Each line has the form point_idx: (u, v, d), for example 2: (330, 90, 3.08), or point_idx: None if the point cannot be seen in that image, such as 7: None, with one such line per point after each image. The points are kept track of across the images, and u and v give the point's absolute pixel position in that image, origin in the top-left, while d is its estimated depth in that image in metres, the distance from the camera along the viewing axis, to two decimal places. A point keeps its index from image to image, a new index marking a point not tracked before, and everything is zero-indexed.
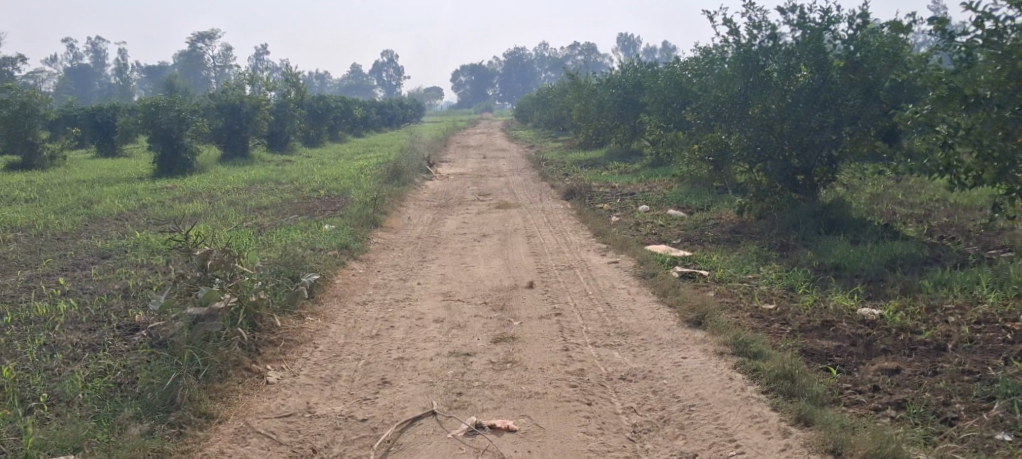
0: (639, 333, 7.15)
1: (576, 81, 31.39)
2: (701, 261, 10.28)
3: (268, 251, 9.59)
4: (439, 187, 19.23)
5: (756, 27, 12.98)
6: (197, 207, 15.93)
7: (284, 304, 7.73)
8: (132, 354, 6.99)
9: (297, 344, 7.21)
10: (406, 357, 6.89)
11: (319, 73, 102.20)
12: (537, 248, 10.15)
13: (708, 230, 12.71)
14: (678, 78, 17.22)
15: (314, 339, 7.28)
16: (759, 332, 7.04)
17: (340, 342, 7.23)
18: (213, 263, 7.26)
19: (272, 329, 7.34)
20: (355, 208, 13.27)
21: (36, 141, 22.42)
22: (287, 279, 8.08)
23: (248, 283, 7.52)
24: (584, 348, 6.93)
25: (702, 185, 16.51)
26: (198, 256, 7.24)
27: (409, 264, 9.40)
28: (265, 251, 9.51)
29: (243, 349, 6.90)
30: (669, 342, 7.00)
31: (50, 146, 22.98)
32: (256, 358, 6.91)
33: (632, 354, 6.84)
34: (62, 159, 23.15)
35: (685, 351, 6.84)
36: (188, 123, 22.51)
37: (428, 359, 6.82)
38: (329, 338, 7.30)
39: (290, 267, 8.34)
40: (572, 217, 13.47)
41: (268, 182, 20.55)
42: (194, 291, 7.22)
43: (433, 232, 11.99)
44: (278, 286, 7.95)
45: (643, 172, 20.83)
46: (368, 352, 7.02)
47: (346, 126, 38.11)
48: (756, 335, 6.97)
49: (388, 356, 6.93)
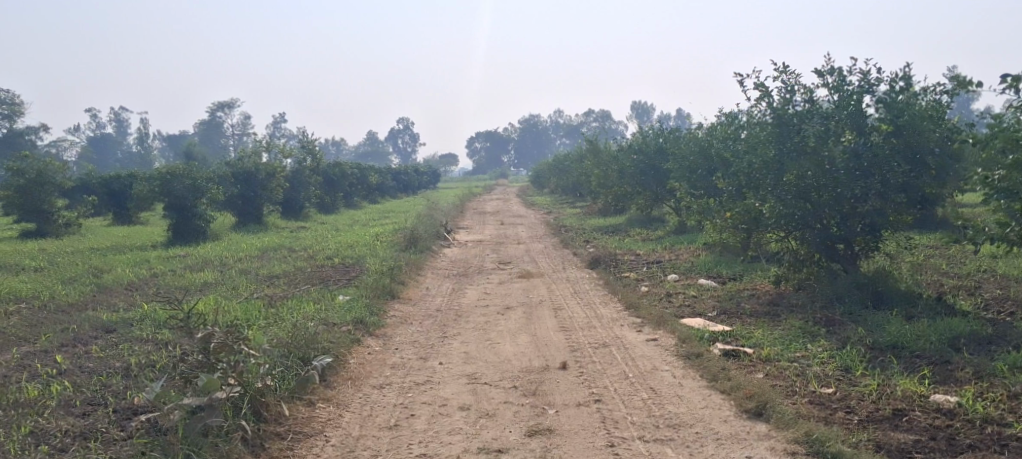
0: (692, 425, 6.42)
1: (594, 147, 31.14)
2: (742, 337, 9.61)
3: (279, 328, 8.97)
4: (457, 255, 18.64)
5: (791, 92, 12.54)
6: (208, 276, 15.36)
7: (292, 390, 7.04)
8: (123, 443, 6.34)
9: (307, 437, 6.50)
10: (429, 452, 6.17)
11: (336, 141, 102.84)
12: (565, 322, 9.47)
13: (745, 302, 12.06)
14: (702, 144, 16.69)
15: (327, 431, 6.58)
16: (830, 427, 6.31)
17: (355, 434, 6.52)
18: (217, 346, 6.69)
19: (280, 419, 6.68)
20: (372, 278, 12.69)
21: (52, 209, 22.06)
22: (297, 361, 7.36)
23: (254, 368, 6.85)
24: (631, 443, 6.20)
25: (731, 253, 15.87)
26: (200, 338, 6.65)
27: (429, 341, 8.72)
28: (275, 328, 8.89)
29: (245, 445, 6.28)
30: (726, 436, 6.28)
31: (66, 214, 22.64)
32: (261, 455, 6.25)
33: (685, 450, 6.10)
34: (77, 226, 22.83)
35: (748, 449, 6.10)
36: (204, 191, 22.15)
37: (455, 456, 6.09)
38: (343, 429, 6.60)
39: (298, 347, 7.64)
40: (600, 287, 12.82)
41: (283, 249, 20.07)
42: (195, 377, 6.63)
43: (454, 303, 11.38)
44: (286, 370, 7.21)
45: (666, 240, 20.24)
46: (387, 446, 6.31)
47: (362, 192, 37.77)
48: (827, 430, 6.24)
49: (409, 451, 6.22)
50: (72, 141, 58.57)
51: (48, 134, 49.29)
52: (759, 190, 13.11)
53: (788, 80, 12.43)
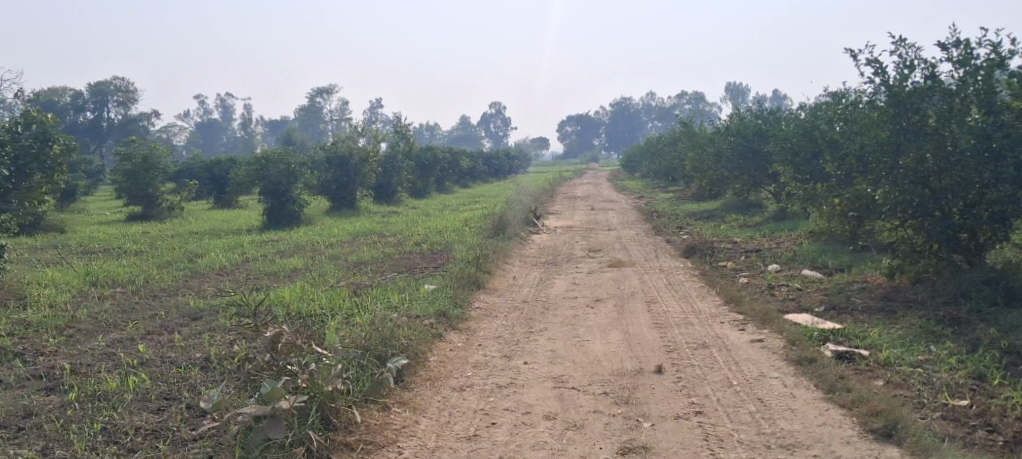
0: (810, 447, 5.89)
1: (688, 130, 30.17)
2: (856, 336, 8.80)
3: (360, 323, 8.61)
4: (547, 242, 18.08)
5: (910, 67, 11.53)
6: (298, 262, 15.20)
7: (365, 393, 6.63)
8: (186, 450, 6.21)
9: (377, 448, 6.13)
10: None
11: (428, 125, 103.43)
12: (661, 318, 8.83)
13: (857, 296, 11.17)
14: (806, 126, 15.67)
15: (399, 442, 6.20)
16: None
17: (431, 446, 6.15)
18: (284, 345, 6.53)
19: (350, 427, 6.30)
20: (458, 266, 12.24)
21: (156, 193, 22.42)
22: (372, 362, 6.96)
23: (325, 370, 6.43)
24: None
25: (837, 241, 14.88)
26: (268, 337, 6.49)
27: (513, 335, 8.26)
28: (356, 321, 8.52)
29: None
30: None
31: (169, 198, 22.98)
32: None
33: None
34: (179, 210, 23.17)
35: None
36: (298, 175, 22.17)
37: None
38: (418, 439, 6.23)
39: (374, 344, 7.22)
40: (698, 278, 12.08)
41: (372, 234, 19.89)
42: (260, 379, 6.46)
43: (542, 294, 10.85)
44: (361, 372, 6.81)
45: (766, 226, 19.25)
46: None
47: (453, 177, 37.59)
48: None
49: None
50: (176, 126, 60.26)
51: (157, 120, 50.88)
52: (873, 175, 12.13)
53: (908, 53, 11.44)
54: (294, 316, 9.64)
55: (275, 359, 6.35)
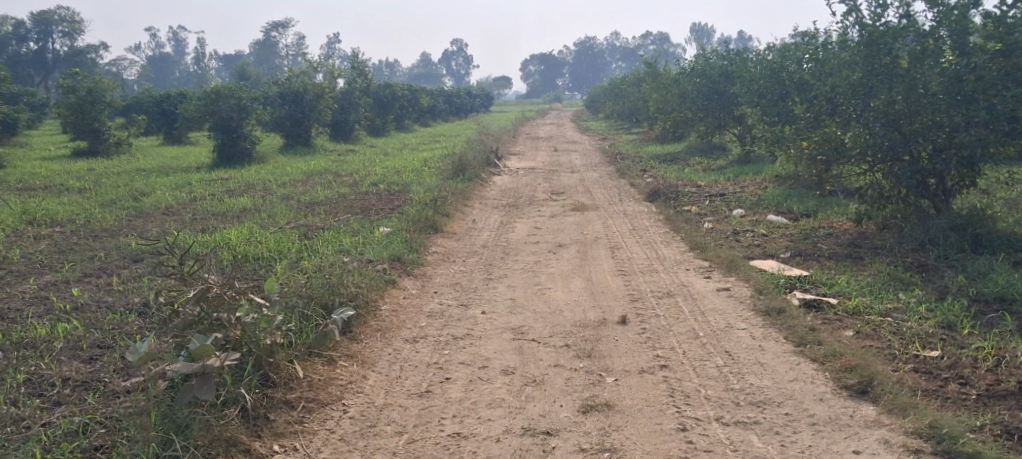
0: (780, 404, 5.75)
1: (653, 70, 29.68)
2: (823, 283, 8.58)
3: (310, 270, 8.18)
4: (508, 184, 17.69)
5: (884, 6, 11.22)
6: (248, 201, 14.65)
7: (308, 346, 6.43)
8: (116, 406, 5.81)
9: (320, 406, 5.96)
10: (465, 432, 5.59)
11: (389, 63, 101.64)
12: (625, 264, 8.56)
13: (823, 243, 10.96)
14: (774, 68, 15.36)
15: (344, 400, 6.02)
16: (958, 418, 5.57)
17: (378, 404, 5.96)
18: (215, 298, 5.81)
19: (291, 382, 6.11)
20: (416, 208, 11.84)
21: (102, 128, 21.55)
22: (316, 314, 6.73)
23: (265, 321, 6.15)
24: (707, 426, 5.56)
25: (802, 186, 14.71)
26: (196, 290, 5.76)
27: (471, 281, 7.97)
28: (308, 268, 8.13)
29: (244, 421, 5.68)
30: (824, 421, 5.60)
31: (116, 132, 22.12)
32: (262, 432, 5.67)
33: (773, 436, 5.46)
34: (127, 145, 22.34)
35: (855, 440, 5.42)
36: (250, 111, 21.41)
37: (494, 441, 5.49)
38: (365, 397, 6.04)
39: (319, 294, 6.95)
40: (663, 223, 11.79)
41: (328, 174, 19.34)
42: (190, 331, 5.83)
43: (502, 239, 10.49)
44: (306, 325, 6.61)
45: (729, 170, 19.00)
46: (412, 420, 5.76)
47: (413, 116, 36.87)
48: (954, 419, 5.53)
49: (440, 428, 5.65)
50: (127, 59, 58.37)
51: (106, 52, 49.15)
52: (842, 118, 11.87)
53: None
54: (242, 261, 9.19)
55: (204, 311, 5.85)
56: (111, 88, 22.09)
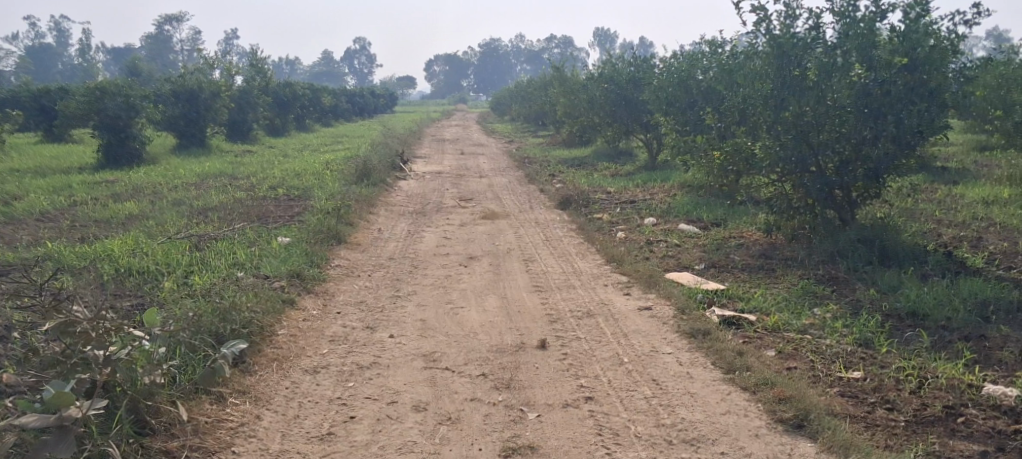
0: (715, 440, 5.57)
1: (560, 74, 29.57)
2: (740, 298, 8.35)
3: (201, 291, 7.51)
4: (413, 189, 17.14)
5: (794, 17, 11.18)
6: (134, 207, 13.68)
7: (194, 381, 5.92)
8: None
9: (207, 456, 5.41)
10: None
11: (290, 61, 99.28)
12: (540, 279, 8.19)
13: (734, 254, 10.82)
14: (683, 76, 15.27)
15: (234, 446, 5.49)
16: (889, 452, 5.49)
17: (275, 449, 5.47)
18: (84, 333, 5.47)
19: (171, 427, 5.54)
20: (316, 218, 11.20)
21: None
22: (206, 346, 6.22)
23: (144, 356, 5.70)
24: None
25: (711, 194, 14.66)
26: (59, 324, 5.41)
27: (378, 299, 7.54)
28: (197, 292, 7.44)
29: None
30: None
31: None
32: None
33: None
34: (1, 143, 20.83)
35: None
36: (138, 109, 20.24)
37: None
38: (259, 442, 5.53)
39: (208, 321, 6.43)
40: (574, 233, 11.48)
41: (223, 176, 18.39)
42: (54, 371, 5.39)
43: (409, 250, 9.97)
44: (191, 359, 6.09)
45: (638, 176, 18.92)
46: None
47: (314, 116, 35.81)
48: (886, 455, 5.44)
49: None
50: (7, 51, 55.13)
51: None
52: (753, 127, 11.78)
53: (791, 2, 11.06)
54: (125, 278, 8.42)
55: (68, 347, 5.45)
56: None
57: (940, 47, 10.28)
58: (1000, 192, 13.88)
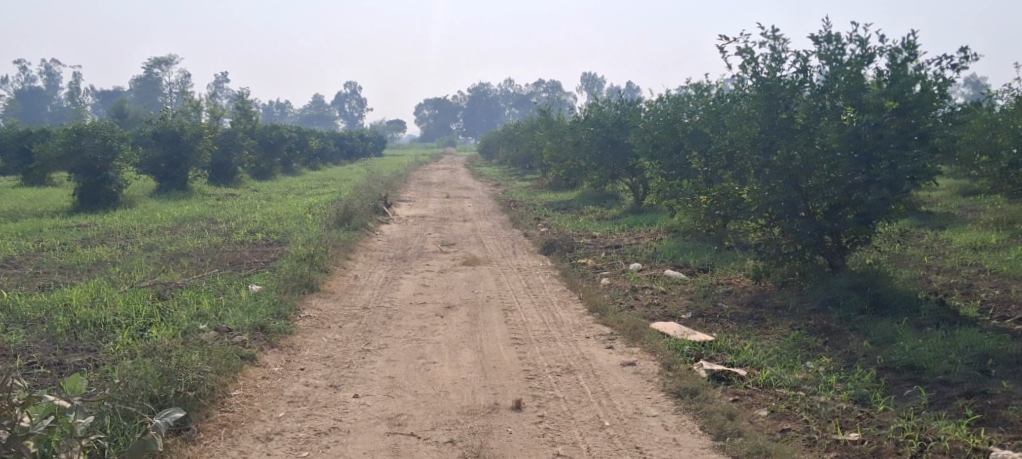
0: None
1: (547, 118, 29.45)
2: (729, 350, 7.96)
3: (158, 347, 7.06)
4: (395, 233, 16.78)
5: (780, 60, 10.94)
6: (105, 252, 13.26)
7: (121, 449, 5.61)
8: None
9: None
10: None
11: (278, 103, 99.34)
12: (519, 331, 7.78)
13: (722, 301, 10.45)
14: (669, 119, 15.02)
15: None
16: None
17: None
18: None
19: None
20: (289, 264, 10.79)
21: None
22: (143, 407, 5.88)
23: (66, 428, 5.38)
24: None
25: (697, 239, 14.34)
26: None
27: (345, 354, 7.15)
28: (153, 349, 7.02)
29: None
30: None
31: None
32: None
33: None
34: None
35: None
36: (117, 152, 19.88)
37: None
38: None
39: (151, 379, 6.09)
40: (557, 280, 11.11)
41: (200, 221, 17.98)
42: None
43: (384, 298, 9.57)
44: (121, 425, 5.77)
45: (624, 220, 18.62)
46: None
47: (300, 158, 35.53)
48: None
49: None
50: None
51: None
52: (741, 170, 11.51)
53: (777, 45, 10.81)
54: (81, 330, 7.99)
55: None
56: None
57: (929, 92, 10.04)
58: (991, 237, 13.61)
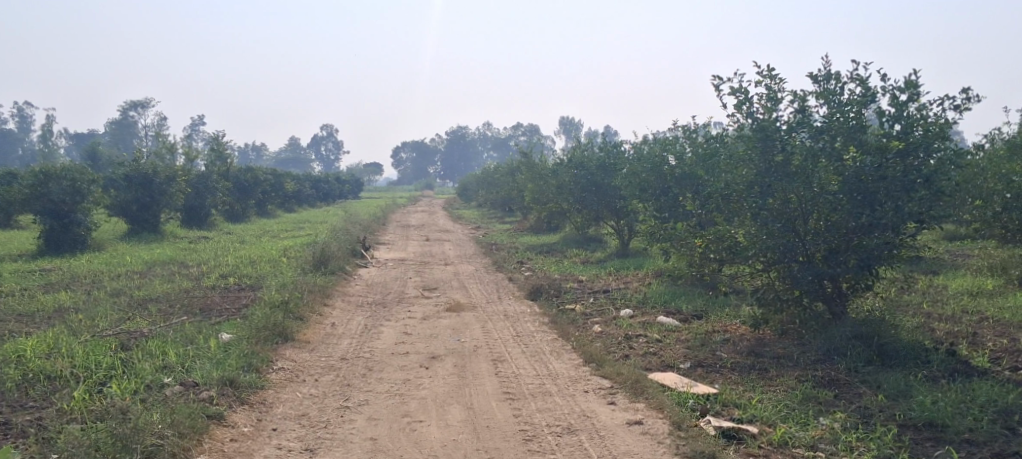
0: None
1: (527, 161, 29.01)
2: (736, 405, 7.41)
3: (118, 409, 6.41)
4: (374, 278, 16.17)
5: (776, 98, 10.18)
6: (68, 299, 12.55)
7: None
8: None
9: None
10: None
11: (256, 146, 98.76)
12: (512, 384, 7.20)
13: (720, 350, 9.90)
14: (658, 161, 14.56)
15: None
16: None
17: None
18: None
19: None
20: (262, 311, 10.14)
21: None
22: None
23: None
24: None
25: (688, 283, 13.83)
26: None
27: (323, 412, 6.54)
28: (112, 410, 6.39)
29: None
30: None
31: None
32: None
33: None
34: None
35: None
36: (85, 194, 19.19)
37: None
38: None
39: None
40: (546, 328, 10.54)
41: (172, 264, 17.30)
42: None
43: (363, 349, 8.93)
44: None
45: (609, 264, 18.13)
46: None
47: (277, 201, 34.89)
48: None
49: None
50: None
51: None
52: (735, 215, 10.77)
53: (774, 84, 10.11)
54: (32, 388, 7.31)
55: None
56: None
57: (933, 132, 9.57)
58: (989, 282, 13.19)
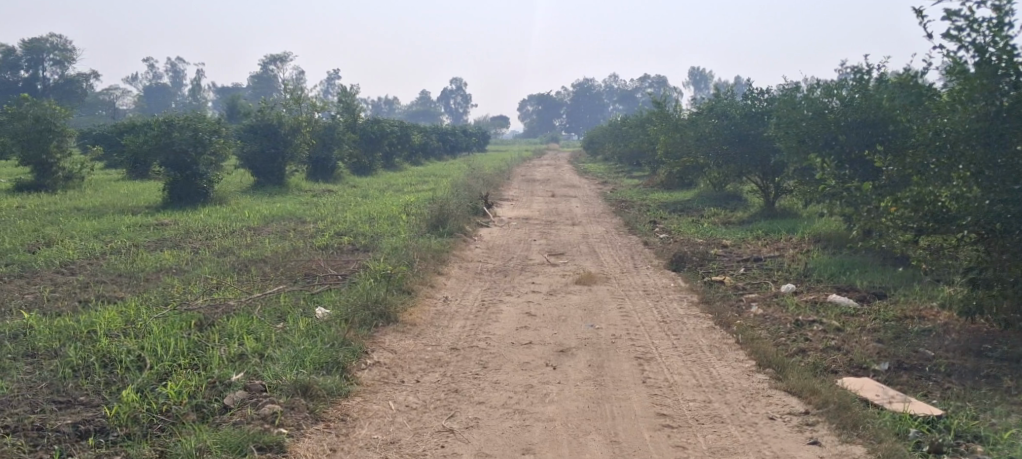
0: None
1: (659, 111, 26.81)
2: (976, 436, 5.51)
3: (167, 432, 5.42)
4: (495, 240, 14.61)
5: (1007, 22, 7.90)
6: (174, 260, 11.53)
7: None
8: None
9: None
10: None
11: (386, 99, 99.12)
12: (668, 403, 5.82)
13: (924, 344, 7.68)
14: (824, 110, 12.27)
15: None
16: None
17: None
18: None
19: None
20: (363, 286, 8.70)
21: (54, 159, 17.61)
22: None
23: None
24: None
25: (859, 254, 11.59)
26: None
27: (419, 441, 5.38)
28: (166, 430, 5.43)
29: None
30: None
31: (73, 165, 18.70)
32: None
33: None
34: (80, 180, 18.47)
35: None
36: (208, 145, 18.31)
37: None
38: None
39: None
40: (698, 311, 8.63)
41: (286, 220, 16.27)
42: None
43: (477, 334, 7.37)
44: None
45: (757, 226, 15.98)
46: None
47: (403, 154, 33.81)
48: None
49: None
50: (121, 91, 55.65)
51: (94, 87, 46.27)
52: (940, 174, 8.41)
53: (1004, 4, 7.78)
54: (87, 393, 6.10)
55: None
56: (64, 115, 17.73)
57: None
58: None
